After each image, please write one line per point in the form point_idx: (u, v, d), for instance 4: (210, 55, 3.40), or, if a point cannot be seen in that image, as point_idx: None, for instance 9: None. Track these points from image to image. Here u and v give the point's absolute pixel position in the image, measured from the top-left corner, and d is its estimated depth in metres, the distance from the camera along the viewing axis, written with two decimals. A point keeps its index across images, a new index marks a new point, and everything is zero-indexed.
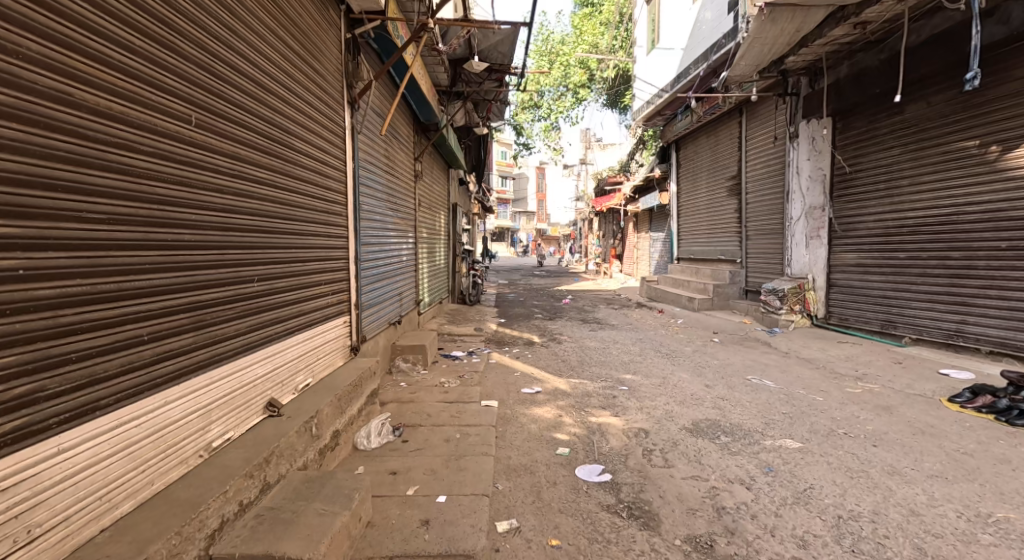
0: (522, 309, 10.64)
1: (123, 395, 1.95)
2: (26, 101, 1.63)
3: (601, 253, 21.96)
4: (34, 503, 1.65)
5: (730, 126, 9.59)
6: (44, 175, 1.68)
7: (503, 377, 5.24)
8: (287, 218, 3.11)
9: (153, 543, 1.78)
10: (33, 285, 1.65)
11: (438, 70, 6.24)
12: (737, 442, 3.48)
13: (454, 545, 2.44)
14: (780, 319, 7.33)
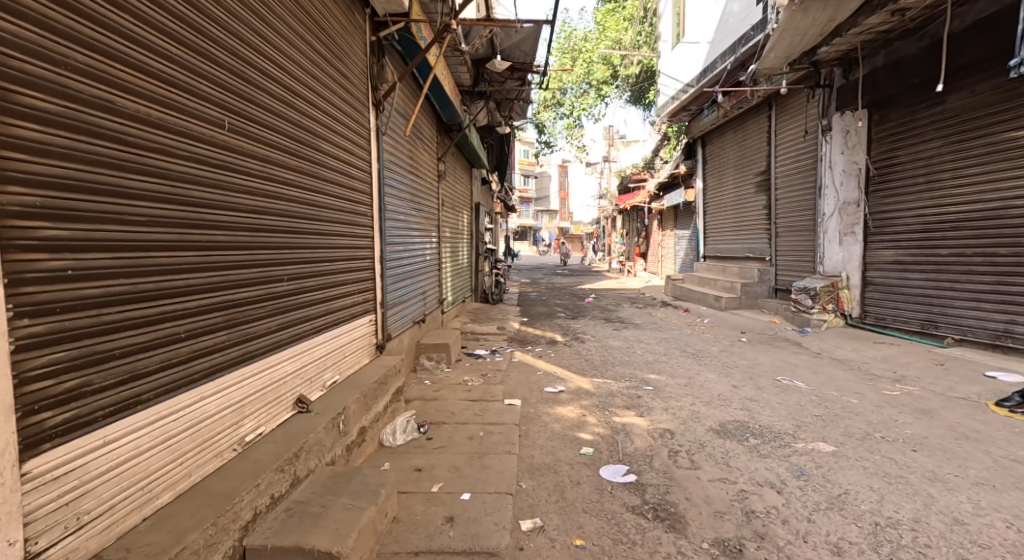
0: (545, 308, 10.62)
1: (160, 391, 2.00)
2: (75, 109, 1.68)
3: (625, 251, 21.77)
4: (83, 491, 1.70)
5: (759, 121, 9.40)
6: (91, 180, 1.73)
7: (526, 376, 5.24)
8: (314, 219, 3.17)
9: (192, 533, 1.82)
10: (82, 285, 1.70)
11: (461, 70, 6.26)
12: (767, 444, 3.41)
13: (479, 542, 2.44)
14: (812, 319, 7.15)
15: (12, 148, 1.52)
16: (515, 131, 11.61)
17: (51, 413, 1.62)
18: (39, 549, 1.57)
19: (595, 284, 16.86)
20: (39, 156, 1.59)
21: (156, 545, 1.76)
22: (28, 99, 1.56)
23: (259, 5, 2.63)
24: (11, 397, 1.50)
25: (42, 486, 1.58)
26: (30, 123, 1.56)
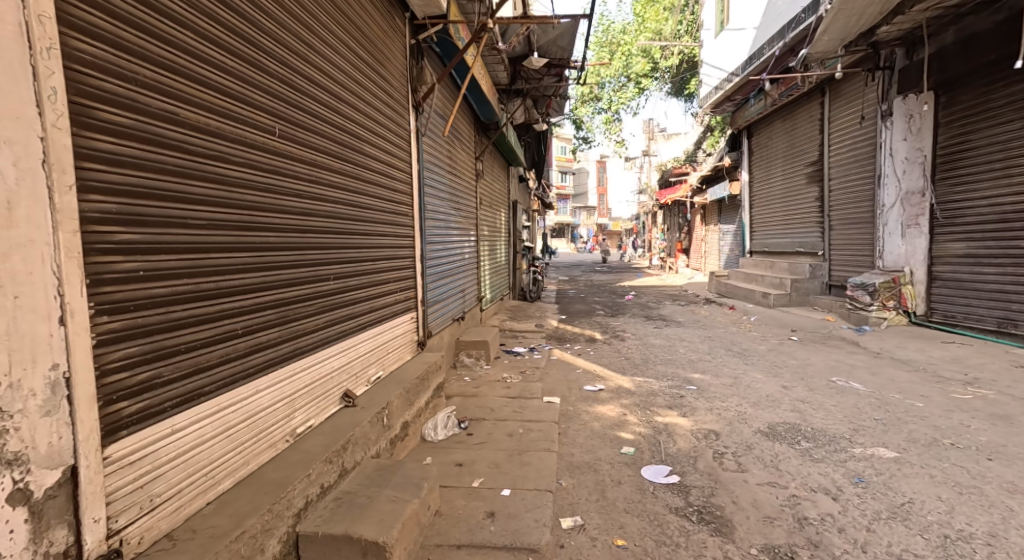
0: (583, 306, 10.54)
1: (221, 384, 2.09)
2: (143, 121, 1.77)
3: (666, 247, 21.34)
4: (155, 475, 1.79)
5: (810, 108, 9.03)
6: (158, 189, 1.81)
7: (565, 373, 5.22)
8: (358, 219, 3.24)
9: (250, 517, 1.91)
10: (152, 285, 1.79)
11: (499, 69, 6.28)
12: (820, 448, 3.28)
13: (520, 538, 2.45)
14: (870, 316, 6.83)
15: (90, 159, 1.60)
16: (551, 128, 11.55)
17: (128, 402, 1.72)
18: (119, 527, 1.66)
19: (635, 281, 16.61)
20: (115, 166, 1.68)
21: (219, 528, 1.85)
22: (104, 114, 1.65)
23: (305, 15, 2.70)
24: (93, 386, 1.59)
25: (120, 469, 1.68)
26: (105, 136, 1.65)
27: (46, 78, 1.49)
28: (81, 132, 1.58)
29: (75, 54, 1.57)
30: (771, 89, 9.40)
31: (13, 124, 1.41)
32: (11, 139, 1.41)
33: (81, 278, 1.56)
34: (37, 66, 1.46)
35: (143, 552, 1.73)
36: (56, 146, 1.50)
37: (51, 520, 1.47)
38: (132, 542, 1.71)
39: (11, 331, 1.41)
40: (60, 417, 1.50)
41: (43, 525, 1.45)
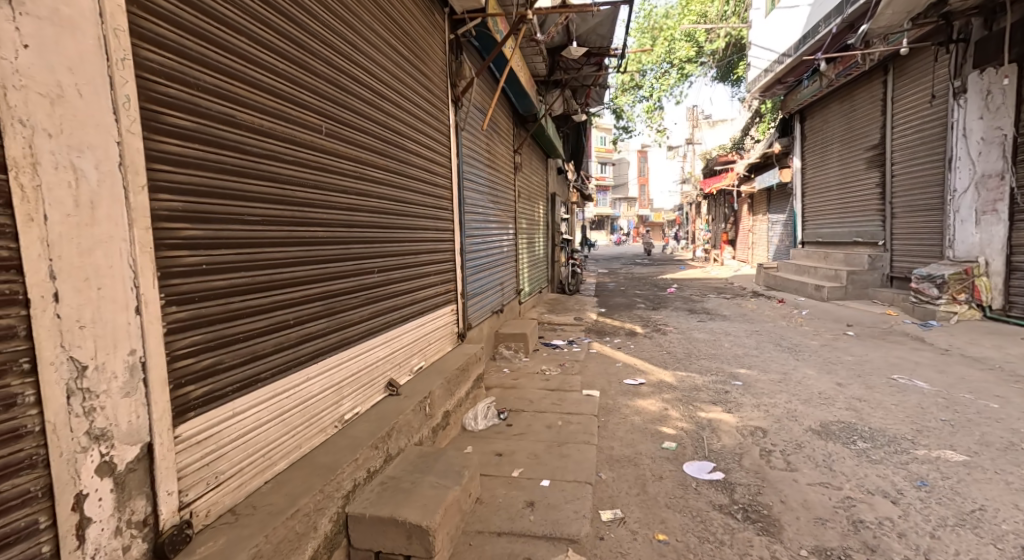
0: (623, 299, 10.40)
1: (276, 370, 2.17)
2: (204, 125, 1.84)
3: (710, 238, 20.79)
4: (218, 454, 1.89)
5: (871, 87, 8.58)
6: (220, 188, 1.89)
7: (605, 367, 5.17)
8: (400, 214, 3.29)
9: (304, 497, 1.99)
10: (214, 277, 1.87)
11: (537, 60, 6.24)
12: (878, 449, 3.14)
13: (560, 529, 2.45)
14: (938, 311, 6.48)
15: (157, 161, 1.68)
16: (590, 118, 11.36)
17: (195, 386, 1.81)
18: (189, 500, 1.76)
19: (677, 274, 16.25)
20: (180, 166, 1.75)
21: (275, 505, 1.93)
22: (170, 119, 1.73)
23: (350, 16, 2.75)
24: (165, 370, 1.68)
25: (190, 447, 1.77)
26: (172, 139, 1.73)
27: (121, 86, 1.56)
28: (150, 135, 1.66)
29: (145, 64, 1.64)
30: (827, 69, 8.95)
31: (94, 130, 1.49)
32: (93, 144, 1.49)
33: (152, 271, 1.64)
34: (113, 74, 1.54)
35: (211, 524, 1.83)
36: (130, 149, 1.58)
37: (132, 491, 1.57)
38: (201, 514, 1.81)
39: (96, 319, 1.49)
40: (138, 397, 1.59)
41: (125, 496, 1.55)
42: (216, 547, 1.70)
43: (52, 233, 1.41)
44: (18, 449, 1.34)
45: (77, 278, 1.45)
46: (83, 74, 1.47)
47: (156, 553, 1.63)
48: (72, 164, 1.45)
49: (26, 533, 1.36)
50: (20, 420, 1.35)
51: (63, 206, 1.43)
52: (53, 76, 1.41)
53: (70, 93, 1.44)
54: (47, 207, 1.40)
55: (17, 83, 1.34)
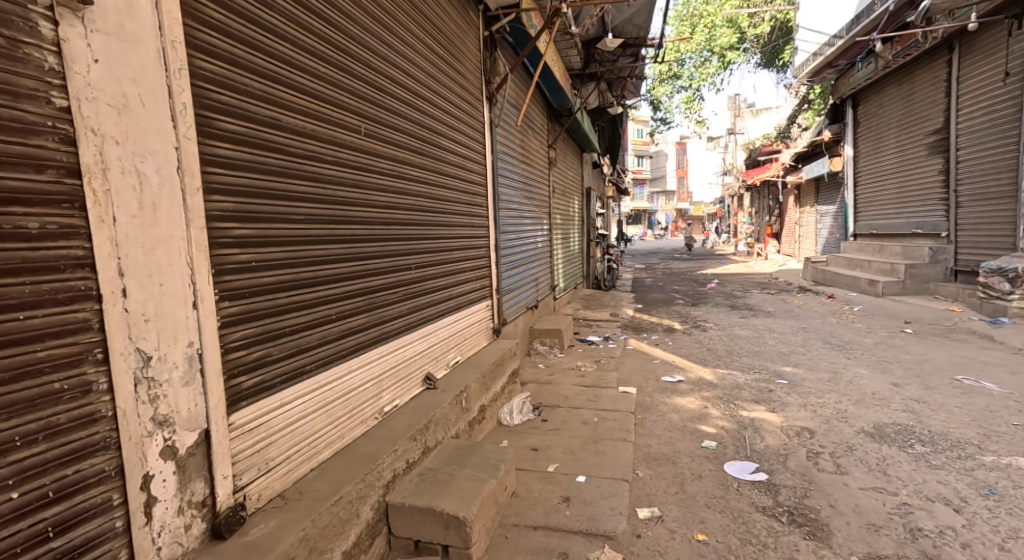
0: (661, 295, 10.22)
1: (321, 363, 2.23)
2: (252, 129, 1.90)
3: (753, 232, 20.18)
4: (268, 442, 1.95)
5: (933, 67, 8.14)
6: (267, 189, 1.96)
7: (641, 363, 5.10)
8: (436, 211, 3.31)
9: (347, 485, 2.04)
10: (263, 274, 1.93)
11: (572, 54, 6.17)
12: (938, 453, 2.99)
13: (596, 525, 2.43)
14: (1010, 307, 6.10)
15: (210, 164, 1.75)
16: (626, 111, 11.18)
17: (246, 377, 1.87)
18: (242, 485, 1.83)
19: (718, 268, 15.86)
20: (231, 169, 1.82)
21: (320, 492, 1.99)
22: (222, 124, 1.79)
23: (387, 17, 2.78)
24: (219, 361, 1.75)
25: (242, 434, 1.84)
26: (223, 144, 1.79)
27: (178, 95, 1.63)
28: (203, 139, 1.72)
29: (196, 72, 1.71)
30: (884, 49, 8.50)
31: (154, 136, 1.56)
32: (154, 149, 1.55)
33: (207, 268, 1.71)
34: (171, 84, 1.61)
35: (262, 507, 1.90)
36: (186, 154, 1.65)
37: (192, 475, 1.64)
38: (253, 498, 1.88)
39: (158, 313, 1.56)
40: (196, 386, 1.66)
41: (187, 478, 1.63)
42: (268, 529, 1.77)
43: (121, 233, 1.48)
44: (94, 431, 1.42)
45: (142, 276, 1.52)
46: (146, 84, 1.54)
47: (213, 533, 1.70)
48: (136, 169, 1.51)
49: (101, 509, 1.43)
50: (95, 405, 1.43)
51: (129, 208, 1.50)
52: (119, 87, 1.48)
53: (134, 103, 1.50)
54: (116, 209, 1.47)
55: (88, 95, 1.41)
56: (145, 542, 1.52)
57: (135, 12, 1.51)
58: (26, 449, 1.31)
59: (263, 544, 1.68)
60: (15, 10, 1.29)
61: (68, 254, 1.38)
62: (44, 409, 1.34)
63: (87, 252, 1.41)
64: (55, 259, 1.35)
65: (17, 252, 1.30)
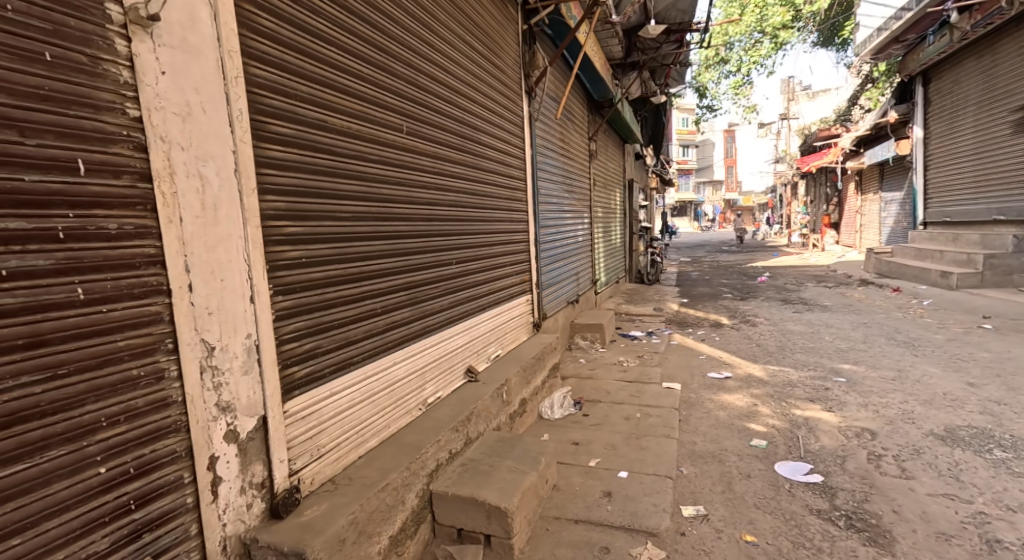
0: (707, 289, 9.95)
1: (368, 355, 2.28)
2: (301, 130, 1.96)
3: (808, 222, 19.31)
4: (320, 429, 2.02)
5: (1019, 37, 7.54)
6: (315, 188, 2.02)
7: (687, 359, 4.98)
8: (475, 207, 3.32)
9: (393, 472, 2.08)
10: (312, 270, 2.00)
11: (613, 43, 6.06)
12: (1020, 460, 2.78)
13: (639, 521, 2.39)
14: None
15: (264, 165, 1.82)
16: (671, 99, 10.88)
17: (298, 367, 1.94)
18: (297, 468, 1.90)
19: (768, 261, 15.27)
20: (282, 170, 1.88)
21: (368, 478, 2.05)
22: (274, 127, 1.85)
23: (427, 16, 2.79)
24: (275, 352, 1.82)
25: (296, 421, 1.91)
26: (276, 146, 1.86)
27: (235, 101, 1.69)
28: (258, 142, 1.79)
29: (250, 78, 1.77)
30: (960, 19, 8.06)
31: (215, 141, 1.62)
32: (215, 153, 1.62)
33: (262, 263, 1.78)
34: (229, 91, 1.67)
35: (315, 491, 1.97)
36: (243, 156, 1.72)
37: (252, 457, 1.72)
38: (307, 481, 1.95)
39: (220, 307, 1.63)
40: (255, 375, 1.73)
41: (247, 460, 1.70)
42: (321, 511, 1.83)
43: (186, 232, 1.55)
44: (166, 415, 1.50)
45: (205, 272, 1.60)
46: (207, 92, 1.60)
47: (272, 513, 1.78)
48: (199, 172, 1.58)
49: (174, 486, 1.52)
50: (167, 391, 1.50)
51: (193, 208, 1.57)
52: (182, 95, 1.54)
53: (197, 110, 1.57)
54: (182, 210, 1.54)
55: (157, 104, 1.48)
56: (213, 518, 1.61)
57: (196, 25, 1.57)
58: (110, 429, 1.39)
59: (316, 525, 1.75)
60: (94, 25, 1.37)
61: (141, 251, 1.45)
62: (125, 394, 1.42)
63: (156, 250, 1.48)
64: (131, 255, 1.43)
65: (99, 251, 1.37)
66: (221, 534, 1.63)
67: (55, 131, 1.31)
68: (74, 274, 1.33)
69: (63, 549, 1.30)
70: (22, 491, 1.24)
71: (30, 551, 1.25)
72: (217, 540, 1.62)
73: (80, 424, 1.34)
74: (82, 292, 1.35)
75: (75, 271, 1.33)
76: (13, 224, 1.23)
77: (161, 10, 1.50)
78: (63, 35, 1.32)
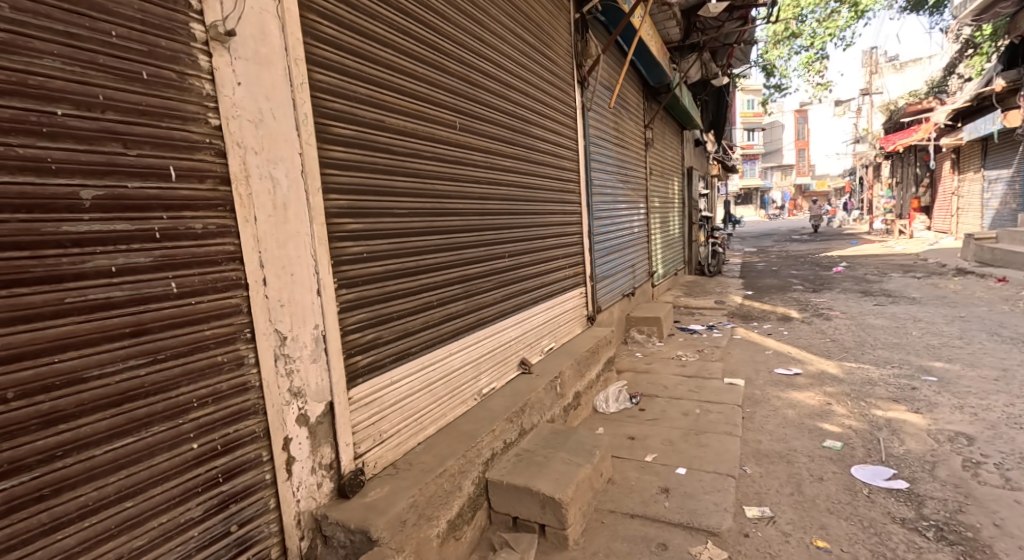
0: (775, 280, 9.38)
1: (425, 346, 2.37)
2: (360, 132, 2.06)
3: (893, 207, 17.69)
4: (381, 416, 2.13)
5: None
6: (375, 186, 2.12)
7: (751, 354, 4.73)
8: (528, 200, 3.32)
9: (450, 459, 2.16)
10: (373, 264, 2.11)
11: (670, 25, 5.81)
12: None
13: (698, 520, 2.33)
14: None
15: (328, 166, 1.93)
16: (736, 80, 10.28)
17: (361, 356, 2.05)
18: (361, 452, 2.02)
19: (847, 249, 14.11)
20: (344, 170, 1.99)
21: (427, 464, 2.14)
22: (336, 129, 1.96)
23: (479, 12, 2.81)
24: (340, 342, 1.95)
25: (360, 407, 2.03)
26: (338, 147, 1.97)
27: (301, 107, 1.81)
28: (322, 145, 1.91)
29: (314, 84, 1.88)
30: None
31: (285, 145, 1.75)
32: (284, 156, 1.75)
33: (327, 259, 1.90)
34: (295, 97, 1.79)
35: (378, 474, 2.09)
36: (309, 158, 1.84)
37: (321, 440, 1.86)
38: (370, 464, 2.07)
39: (291, 299, 1.77)
40: (322, 363, 1.86)
41: (317, 443, 1.84)
42: (383, 493, 1.94)
43: (260, 231, 1.68)
44: (246, 398, 1.65)
45: (277, 267, 1.73)
46: (277, 100, 1.73)
47: (339, 492, 1.92)
48: (271, 174, 1.71)
49: (254, 463, 1.67)
50: (246, 376, 1.65)
51: (266, 208, 1.70)
52: (255, 104, 1.68)
53: (268, 117, 1.70)
54: (257, 210, 1.68)
55: (234, 114, 1.62)
56: (289, 495, 1.75)
57: (266, 37, 1.70)
58: (201, 409, 1.54)
59: (379, 506, 1.86)
60: (181, 43, 1.50)
61: (222, 248, 1.59)
62: (212, 378, 1.56)
63: (235, 249, 1.62)
64: (214, 253, 1.57)
65: (189, 249, 1.51)
66: (296, 509, 1.78)
67: (151, 143, 1.44)
68: (168, 270, 1.47)
69: (166, 513, 1.45)
70: (133, 461, 1.39)
71: (140, 513, 1.40)
72: (293, 514, 1.77)
73: (176, 404, 1.49)
74: (176, 286, 1.49)
75: (169, 267, 1.47)
76: (119, 226, 1.37)
77: (237, 25, 1.63)
78: (156, 55, 1.45)
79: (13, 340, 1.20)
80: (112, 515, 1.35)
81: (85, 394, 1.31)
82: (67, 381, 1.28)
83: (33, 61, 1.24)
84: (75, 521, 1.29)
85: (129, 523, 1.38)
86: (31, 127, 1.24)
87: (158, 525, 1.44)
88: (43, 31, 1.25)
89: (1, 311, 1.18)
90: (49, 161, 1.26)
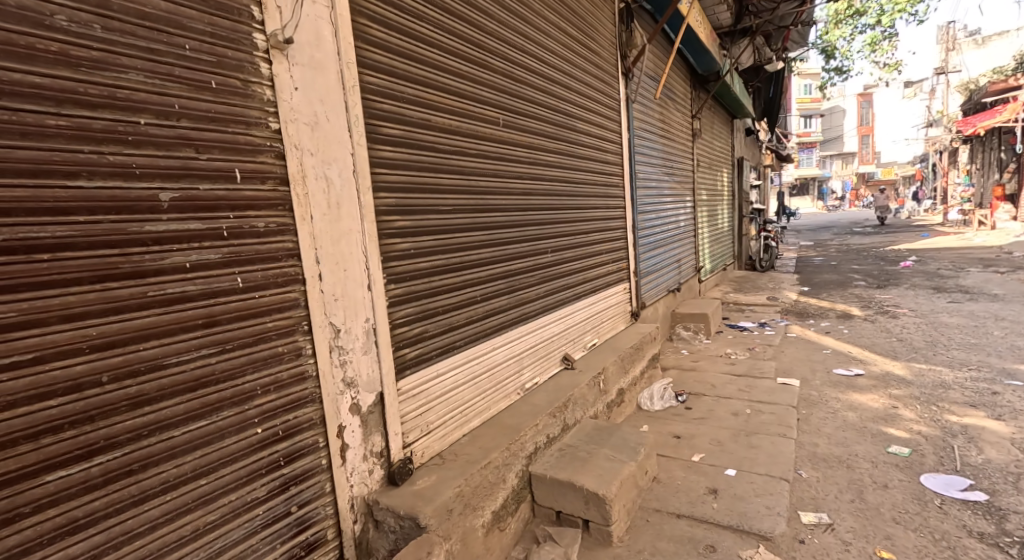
0: (835, 275, 8.86)
1: (469, 340, 2.42)
2: (407, 132, 2.13)
3: (975, 194, 16.24)
4: (428, 407, 2.20)
5: None
6: (421, 184, 2.18)
7: (807, 353, 4.50)
8: (571, 195, 3.30)
9: (493, 451, 2.20)
10: (420, 260, 2.17)
11: (720, 10, 5.58)
12: None
13: (749, 523, 2.25)
14: None
15: (378, 166, 2.01)
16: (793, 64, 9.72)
17: (409, 349, 2.13)
18: (410, 442, 2.10)
19: (919, 242, 13.12)
20: (392, 169, 2.06)
21: (471, 455, 2.19)
22: (384, 130, 2.03)
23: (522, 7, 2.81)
24: (389, 335, 2.03)
25: (408, 398, 2.11)
26: (386, 147, 2.04)
27: (353, 109, 1.89)
28: (373, 146, 1.99)
29: (365, 86, 1.96)
30: None
31: (338, 147, 1.84)
32: (338, 158, 1.84)
33: (377, 255, 1.98)
34: (347, 100, 1.87)
35: (425, 463, 2.16)
36: (361, 159, 1.92)
37: (372, 429, 1.95)
38: (419, 454, 2.14)
39: (344, 293, 1.86)
40: (373, 355, 1.95)
41: (368, 431, 1.93)
42: (430, 481, 2.01)
43: (316, 229, 1.77)
44: (304, 387, 1.75)
45: (331, 263, 1.82)
46: (331, 103, 1.82)
47: (389, 480, 2.00)
48: (326, 175, 1.80)
49: (311, 448, 1.77)
50: (304, 366, 1.76)
51: (321, 207, 1.79)
52: (311, 107, 1.76)
53: (323, 120, 1.79)
54: (313, 209, 1.77)
55: (292, 117, 1.72)
56: (343, 480, 1.85)
57: (321, 42, 1.79)
58: (264, 396, 1.65)
59: (427, 493, 1.93)
60: (245, 53, 1.61)
61: (282, 246, 1.69)
62: (273, 367, 1.67)
63: (293, 246, 1.72)
64: (274, 250, 1.67)
65: (253, 247, 1.62)
66: (349, 493, 1.88)
67: (220, 147, 1.55)
68: (235, 266, 1.58)
69: (235, 491, 1.57)
70: (206, 442, 1.51)
71: (213, 491, 1.52)
72: (347, 498, 1.87)
73: (242, 391, 1.60)
74: (241, 281, 1.59)
75: (235, 263, 1.57)
76: (191, 225, 1.48)
77: (294, 33, 1.72)
78: (223, 65, 1.56)
79: (106, 329, 1.32)
80: (189, 491, 1.47)
81: (165, 380, 1.43)
82: (150, 367, 1.39)
83: (120, 75, 1.35)
84: (159, 494, 1.41)
85: (203, 499, 1.50)
86: (118, 135, 1.35)
87: (227, 503, 1.55)
88: (129, 48, 1.36)
89: (96, 304, 1.31)
90: (134, 167, 1.37)
